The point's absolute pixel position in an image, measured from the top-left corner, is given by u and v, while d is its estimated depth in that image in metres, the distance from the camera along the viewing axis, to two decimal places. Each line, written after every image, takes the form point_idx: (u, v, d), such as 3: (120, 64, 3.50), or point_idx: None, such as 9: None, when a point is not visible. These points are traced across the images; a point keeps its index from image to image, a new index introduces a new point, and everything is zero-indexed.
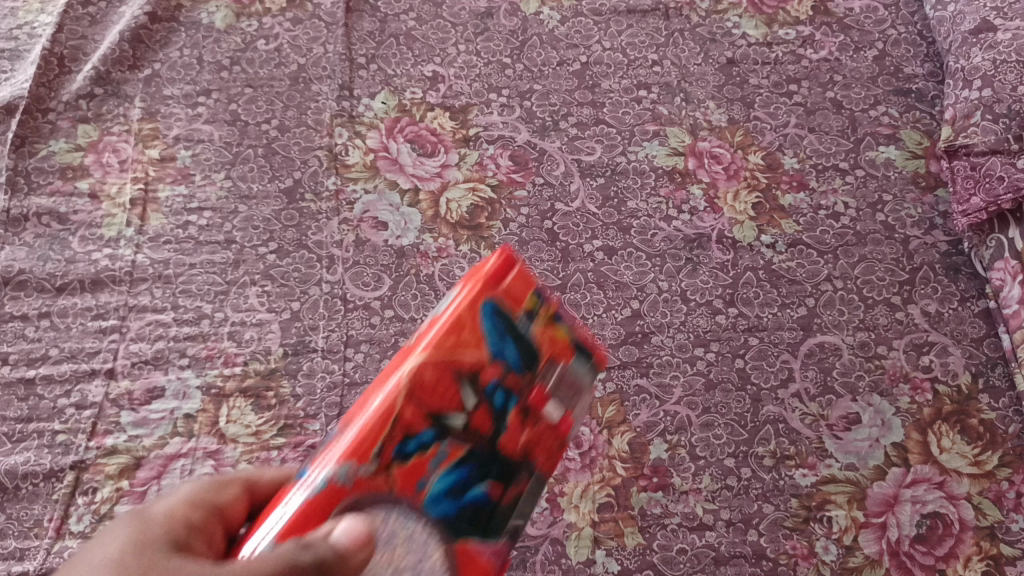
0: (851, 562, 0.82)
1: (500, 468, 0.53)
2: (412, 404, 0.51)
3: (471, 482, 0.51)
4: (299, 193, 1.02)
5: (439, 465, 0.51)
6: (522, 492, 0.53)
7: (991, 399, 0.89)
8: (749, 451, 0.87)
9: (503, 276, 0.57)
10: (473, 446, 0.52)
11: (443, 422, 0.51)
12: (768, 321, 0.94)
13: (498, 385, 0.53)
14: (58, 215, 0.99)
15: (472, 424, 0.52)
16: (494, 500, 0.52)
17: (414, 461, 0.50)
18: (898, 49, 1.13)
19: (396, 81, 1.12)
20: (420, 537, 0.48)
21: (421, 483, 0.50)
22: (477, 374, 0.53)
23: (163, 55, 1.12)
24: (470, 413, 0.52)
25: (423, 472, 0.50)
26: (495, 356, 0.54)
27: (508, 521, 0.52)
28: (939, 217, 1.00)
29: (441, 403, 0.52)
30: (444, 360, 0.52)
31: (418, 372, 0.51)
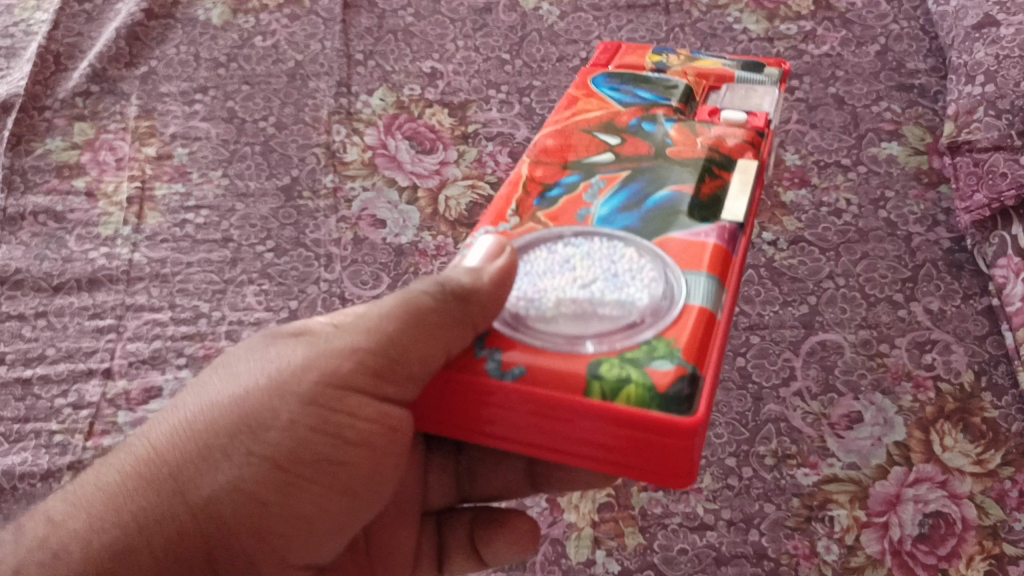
0: (853, 562, 0.80)
1: (677, 178, 0.68)
2: (545, 166, 0.71)
3: (636, 194, 0.67)
4: (297, 191, 1.01)
5: (599, 194, 0.67)
6: (717, 167, 0.70)
7: (994, 397, 0.88)
8: (750, 450, 0.86)
9: (608, 62, 0.89)
10: (635, 165, 0.70)
11: (586, 166, 0.71)
12: (769, 319, 0.93)
13: (631, 117, 0.76)
14: (54, 214, 0.99)
15: (620, 151, 0.72)
16: (688, 198, 0.66)
17: (563, 189, 0.68)
18: (900, 45, 1.13)
19: (394, 78, 1.11)
20: (607, 250, 0.62)
21: (582, 212, 0.66)
22: (613, 121, 0.76)
23: (159, 52, 1.12)
24: (614, 151, 0.72)
25: (583, 201, 0.67)
26: (622, 101, 0.79)
27: (714, 209, 0.66)
28: (942, 214, 0.99)
29: (561, 159, 0.72)
30: (562, 149, 0.73)
31: (538, 173, 0.70)
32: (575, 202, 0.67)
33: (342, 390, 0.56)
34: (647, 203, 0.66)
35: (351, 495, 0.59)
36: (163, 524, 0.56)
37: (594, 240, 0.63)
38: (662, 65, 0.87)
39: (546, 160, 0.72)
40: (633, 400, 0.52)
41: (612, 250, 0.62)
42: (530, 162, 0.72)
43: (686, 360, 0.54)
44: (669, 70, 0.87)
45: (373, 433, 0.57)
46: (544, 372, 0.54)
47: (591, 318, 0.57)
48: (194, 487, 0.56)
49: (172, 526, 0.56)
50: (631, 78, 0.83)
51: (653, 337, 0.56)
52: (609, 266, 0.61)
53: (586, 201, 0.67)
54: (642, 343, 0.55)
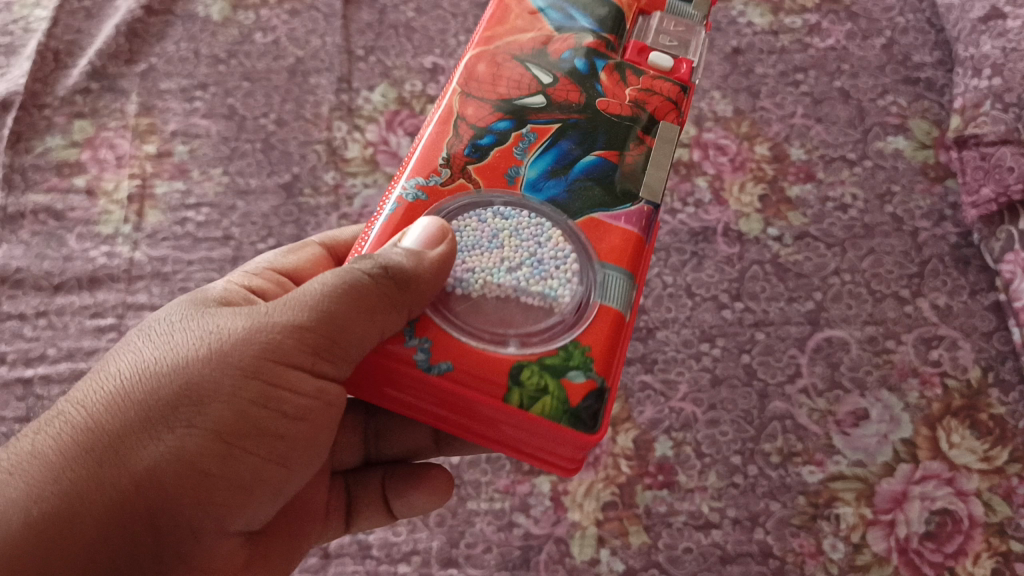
0: (859, 560, 0.81)
1: (612, 141, 0.62)
2: (476, 100, 0.63)
3: (570, 154, 0.61)
4: (298, 188, 1.01)
5: (530, 147, 0.61)
6: (646, 125, 0.63)
7: (1001, 393, 0.88)
8: (756, 448, 0.86)
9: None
10: (570, 111, 0.63)
11: (518, 106, 0.62)
12: (775, 315, 0.93)
13: (566, 49, 0.66)
14: (54, 212, 0.98)
15: (554, 92, 0.63)
16: (612, 163, 0.61)
17: (497, 138, 0.61)
18: (907, 37, 1.11)
19: (395, 74, 1.10)
20: (533, 228, 0.58)
21: (512, 173, 0.60)
22: (543, 49, 0.65)
23: (159, 48, 1.10)
24: (545, 88, 0.63)
25: (514, 155, 0.60)
26: (567, 24, 0.67)
27: (638, 178, 0.61)
28: (949, 209, 0.98)
29: (493, 92, 0.63)
30: (495, 72, 0.64)
31: (467, 109, 0.62)
32: (506, 160, 0.60)
33: (280, 364, 0.54)
34: (578, 163, 0.61)
35: (287, 468, 0.57)
36: (100, 488, 0.52)
37: (523, 212, 0.59)
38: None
39: (476, 92, 0.63)
40: (547, 413, 0.52)
41: (538, 224, 0.58)
42: (461, 92, 0.63)
43: (598, 373, 0.54)
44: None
45: (312, 407, 0.56)
46: (472, 367, 0.53)
47: (512, 308, 0.56)
48: (134, 453, 0.52)
49: (109, 492, 0.52)
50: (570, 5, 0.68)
51: (570, 341, 0.55)
52: (536, 249, 0.58)
53: (515, 153, 0.61)
54: (559, 348, 0.54)
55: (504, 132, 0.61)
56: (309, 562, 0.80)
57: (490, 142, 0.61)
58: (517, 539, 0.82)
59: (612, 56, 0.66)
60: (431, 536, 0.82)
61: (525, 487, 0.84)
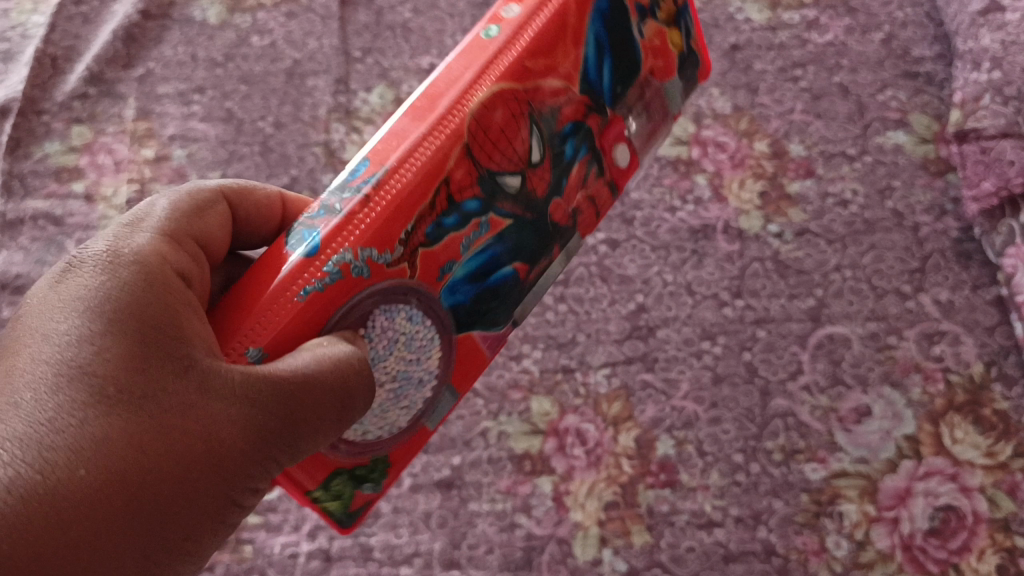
0: (863, 557, 0.80)
1: (531, 253, 0.69)
2: (468, 162, 0.62)
3: (498, 264, 0.67)
4: (296, 191, 1.01)
5: (471, 241, 0.64)
6: (569, 243, 0.74)
7: (1005, 387, 0.87)
8: (758, 446, 0.85)
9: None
10: (528, 206, 0.67)
11: (488, 192, 0.64)
12: (776, 312, 0.92)
13: (564, 125, 0.69)
14: (53, 218, 0.98)
15: (527, 183, 0.67)
16: (518, 277, 0.69)
17: (453, 219, 0.62)
18: (906, 31, 1.10)
19: (393, 74, 1.10)
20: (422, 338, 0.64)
21: (444, 270, 0.63)
22: (552, 118, 0.67)
23: (157, 53, 1.10)
24: (521, 177, 0.66)
25: (457, 249, 0.63)
26: (590, 86, 0.70)
27: (529, 288, 0.72)
28: (950, 204, 0.98)
29: (485, 155, 0.63)
30: (481, 128, 0.63)
31: (451, 172, 0.61)
32: (444, 252, 0.62)
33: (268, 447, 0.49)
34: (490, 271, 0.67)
35: None
36: None
37: (426, 320, 0.64)
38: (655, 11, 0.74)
39: (475, 151, 0.63)
40: (331, 510, 0.66)
41: (429, 339, 0.65)
42: (460, 145, 0.62)
43: (382, 485, 0.68)
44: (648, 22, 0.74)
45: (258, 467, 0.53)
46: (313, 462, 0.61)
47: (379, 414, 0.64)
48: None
49: None
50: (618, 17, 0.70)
51: (383, 457, 0.66)
52: (416, 364, 0.65)
53: (455, 244, 0.63)
54: (373, 458, 0.66)
55: (462, 211, 0.63)
56: (311, 565, 0.80)
57: (444, 223, 0.62)
58: (519, 540, 0.82)
59: (596, 140, 0.72)
60: (433, 538, 0.82)
61: (527, 487, 0.84)
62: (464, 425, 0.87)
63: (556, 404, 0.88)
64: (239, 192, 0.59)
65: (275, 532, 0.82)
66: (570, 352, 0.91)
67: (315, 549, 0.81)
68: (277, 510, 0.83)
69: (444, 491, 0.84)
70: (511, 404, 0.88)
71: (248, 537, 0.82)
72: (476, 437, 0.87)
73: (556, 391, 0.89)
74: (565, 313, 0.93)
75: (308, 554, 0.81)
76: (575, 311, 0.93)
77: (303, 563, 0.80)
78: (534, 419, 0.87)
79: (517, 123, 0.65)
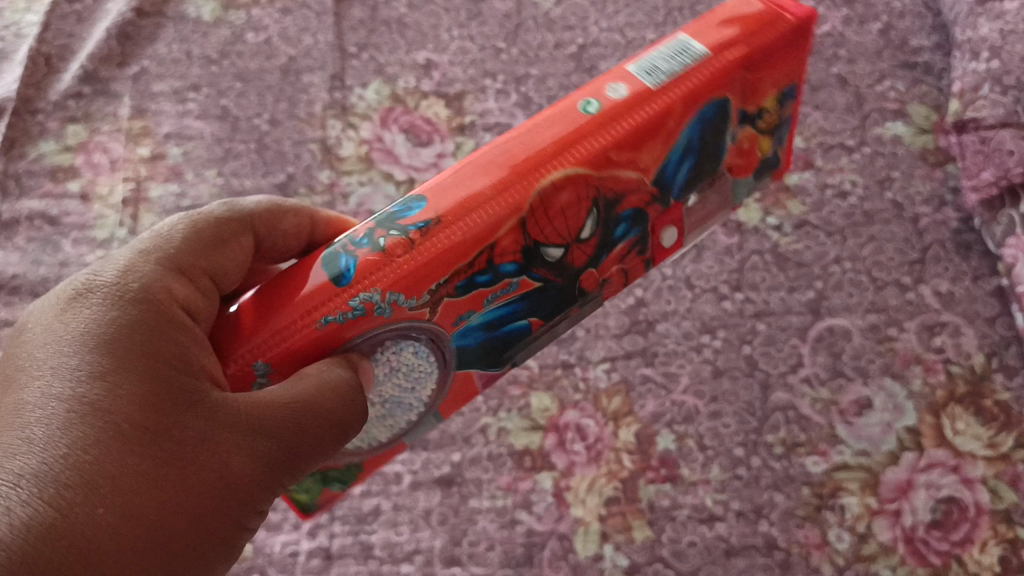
0: (865, 550, 0.80)
1: (545, 310, 0.70)
2: (520, 232, 0.62)
3: (513, 317, 0.68)
4: (293, 188, 1.00)
5: (498, 297, 0.65)
6: (589, 304, 0.75)
7: (1005, 378, 0.87)
8: (759, 439, 0.85)
9: (720, 84, 0.67)
10: (558, 273, 0.68)
11: (535, 253, 0.64)
12: (776, 305, 0.92)
13: (625, 211, 0.68)
14: (49, 218, 0.98)
15: (568, 255, 0.67)
16: (530, 331, 0.72)
17: (487, 271, 0.63)
18: (904, 21, 1.10)
19: (389, 70, 1.09)
20: (425, 371, 0.67)
21: (461, 317, 0.64)
22: (614, 202, 0.66)
23: (151, 50, 1.10)
24: (564, 250, 0.66)
25: (481, 302, 0.64)
26: (666, 180, 0.69)
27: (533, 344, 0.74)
28: (950, 194, 0.97)
29: (542, 223, 0.63)
30: (541, 207, 0.62)
31: (501, 233, 0.61)
32: (472, 299, 0.64)
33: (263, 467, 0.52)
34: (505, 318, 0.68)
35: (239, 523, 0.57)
36: None
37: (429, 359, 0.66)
38: (752, 117, 0.72)
39: (531, 221, 0.62)
40: (299, 500, 0.74)
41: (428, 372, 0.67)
42: (518, 217, 0.62)
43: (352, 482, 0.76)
44: (747, 128, 0.72)
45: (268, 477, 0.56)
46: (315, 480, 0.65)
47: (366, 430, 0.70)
48: None
49: None
50: (710, 124, 0.68)
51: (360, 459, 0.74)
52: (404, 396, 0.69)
53: (482, 296, 0.64)
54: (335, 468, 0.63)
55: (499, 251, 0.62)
56: (312, 564, 0.80)
57: (478, 278, 0.62)
58: (520, 537, 0.81)
59: (655, 219, 0.71)
60: (434, 535, 0.82)
61: (527, 483, 0.84)
62: (464, 423, 0.87)
63: (556, 399, 0.88)
64: (269, 221, 0.64)
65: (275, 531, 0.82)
66: (570, 348, 0.90)
67: (316, 548, 0.81)
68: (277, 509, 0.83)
69: (445, 488, 0.84)
70: (511, 401, 0.88)
71: None
72: (476, 433, 0.86)
73: (556, 387, 0.89)
74: None
75: (308, 553, 0.81)
76: None
77: (303, 562, 0.80)
78: (533, 415, 0.87)
79: (598, 159, 0.63)
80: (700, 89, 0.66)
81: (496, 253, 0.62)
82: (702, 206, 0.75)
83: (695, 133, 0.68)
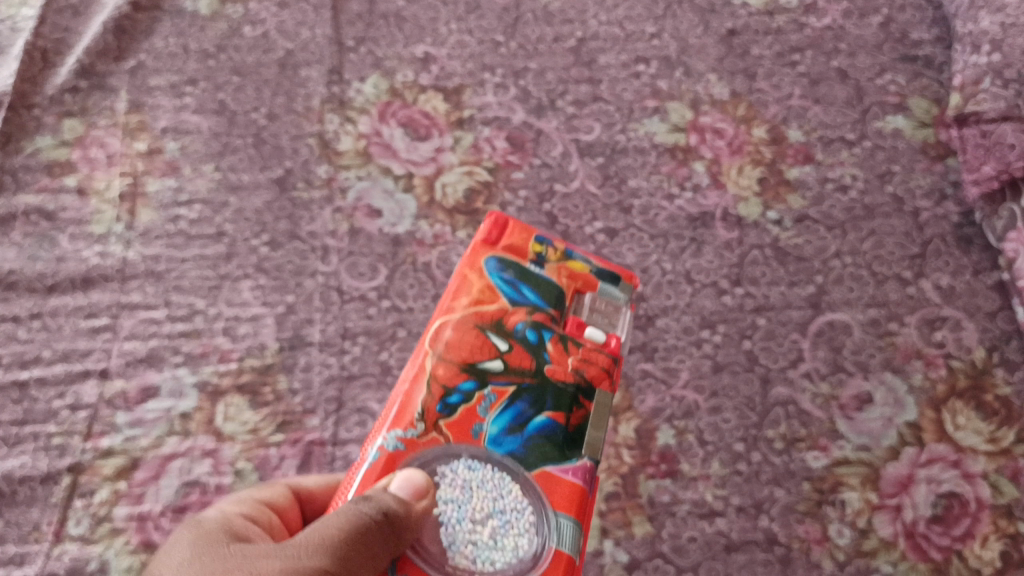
0: (865, 545, 0.80)
1: (554, 398, 0.66)
2: (446, 361, 0.65)
3: (528, 415, 0.65)
4: (291, 183, 1.00)
5: (490, 408, 0.64)
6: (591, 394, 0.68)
7: (1006, 372, 0.87)
8: (759, 435, 0.85)
9: (498, 236, 0.76)
10: (524, 374, 0.66)
11: (479, 369, 0.65)
12: (776, 300, 0.91)
13: (530, 321, 0.69)
14: (46, 213, 0.97)
15: (512, 360, 0.67)
16: (561, 429, 0.65)
17: (453, 400, 0.63)
18: (904, 15, 1.10)
19: (387, 64, 1.08)
20: (497, 479, 0.61)
21: (475, 428, 0.63)
22: (499, 324, 0.68)
23: (147, 45, 1.09)
24: (503, 356, 0.66)
25: (476, 415, 0.63)
26: (517, 301, 0.70)
27: (584, 439, 0.66)
28: (950, 188, 0.97)
29: (458, 353, 0.66)
30: (468, 319, 0.68)
31: (434, 364, 0.65)
32: (462, 425, 0.63)
33: None
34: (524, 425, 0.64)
35: None
36: None
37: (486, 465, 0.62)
38: (541, 259, 0.75)
39: (447, 352, 0.65)
40: None
41: (499, 476, 0.61)
42: (433, 354, 0.65)
43: None
44: (545, 266, 0.75)
45: None
46: None
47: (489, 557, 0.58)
48: None
49: None
50: (515, 265, 0.73)
51: None
52: (497, 499, 0.60)
53: (473, 419, 0.63)
54: None
55: (448, 375, 0.64)
56: None
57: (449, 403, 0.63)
58: None
59: (559, 329, 0.71)
60: None
61: None
62: None
63: None
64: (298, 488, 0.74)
65: None
66: None
67: None
68: None
69: None
70: None
71: None
72: None
73: None
74: None
75: None
76: None
77: None
78: None
79: (461, 300, 0.69)
80: (491, 228, 0.76)
81: (442, 380, 0.64)
82: (594, 297, 0.76)
83: (540, 253, 0.76)
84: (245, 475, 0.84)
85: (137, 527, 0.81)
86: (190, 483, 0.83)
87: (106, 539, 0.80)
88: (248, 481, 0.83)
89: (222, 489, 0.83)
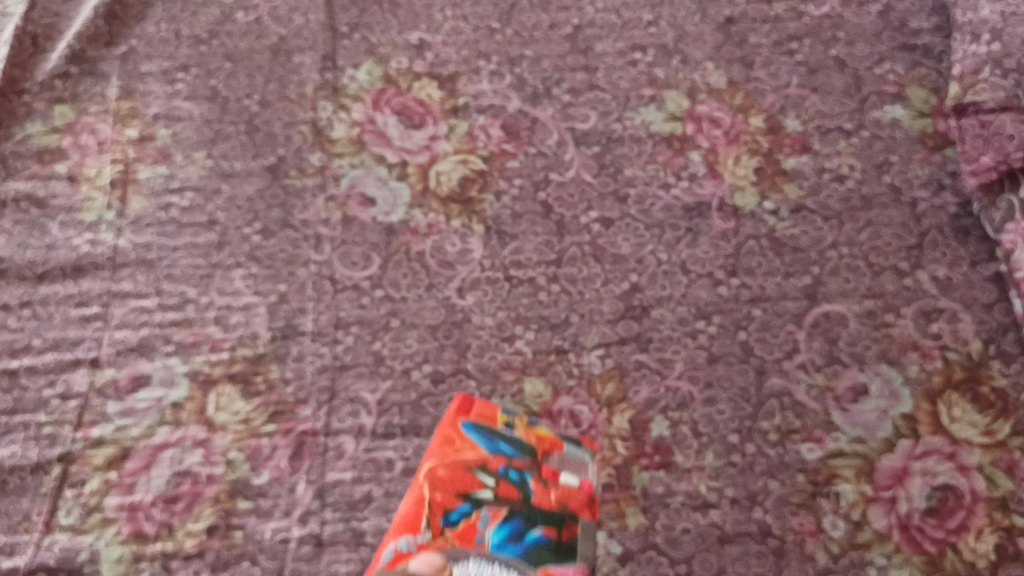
0: (859, 538, 0.79)
1: (543, 517, 0.68)
2: (440, 495, 0.69)
3: (526, 532, 0.67)
4: (284, 170, 0.99)
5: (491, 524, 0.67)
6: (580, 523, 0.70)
7: (1003, 364, 0.86)
8: (754, 426, 0.84)
9: (470, 407, 0.79)
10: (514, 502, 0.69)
11: (474, 498, 0.69)
12: (772, 290, 0.91)
13: (514, 468, 0.72)
14: (36, 200, 0.96)
15: (504, 497, 0.69)
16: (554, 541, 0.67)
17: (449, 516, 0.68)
18: (904, 3, 1.09)
19: (381, 51, 1.07)
20: None
21: (479, 535, 0.67)
22: (483, 465, 0.72)
23: (139, 30, 1.08)
24: (492, 488, 0.70)
25: (476, 533, 0.67)
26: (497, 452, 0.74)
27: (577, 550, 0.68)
28: (948, 178, 0.96)
29: (452, 485, 0.70)
30: (450, 493, 0.70)
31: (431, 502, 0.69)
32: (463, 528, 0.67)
33: None
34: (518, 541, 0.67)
35: None
36: None
37: None
38: (512, 424, 0.78)
39: (439, 494, 0.70)
40: None
41: None
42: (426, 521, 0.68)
43: None
44: (515, 426, 0.78)
45: None
46: None
47: None
48: None
49: None
50: (489, 425, 0.77)
51: None
52: None
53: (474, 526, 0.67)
54: None
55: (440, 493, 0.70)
56: (303, 550, 0.79)
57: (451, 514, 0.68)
58: None
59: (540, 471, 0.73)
60: None
61: None
62: None
63: (549, 386, 0.87)
64: None
65: (266, 518, 0.81)
66: (564, 332, 0.90)
67: (307, 535, 0.80)
68: (268, 495, 0.82)
69: None
70: (504, 386, 0.87)
71: (237, 523, 0.80)
72: None
73: (549, 372, 0.88)
74: (558, 294, 0.92)
75: (299, 540, 0.80)
76: (568, 292, 0.92)
77: (294, 549, 0.79)
78: (526, 401, 0.86)
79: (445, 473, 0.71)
80: (467, 403, 0.80)
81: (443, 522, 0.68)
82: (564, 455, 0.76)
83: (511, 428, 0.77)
84: (237, 465, 0.83)
85: (127, 517, 0.80)
86: (181, 473, 0.83)
87: (96, 529, 0.80)
88: (239, 471, 0.83)
89: (214, 479, 0.82)
